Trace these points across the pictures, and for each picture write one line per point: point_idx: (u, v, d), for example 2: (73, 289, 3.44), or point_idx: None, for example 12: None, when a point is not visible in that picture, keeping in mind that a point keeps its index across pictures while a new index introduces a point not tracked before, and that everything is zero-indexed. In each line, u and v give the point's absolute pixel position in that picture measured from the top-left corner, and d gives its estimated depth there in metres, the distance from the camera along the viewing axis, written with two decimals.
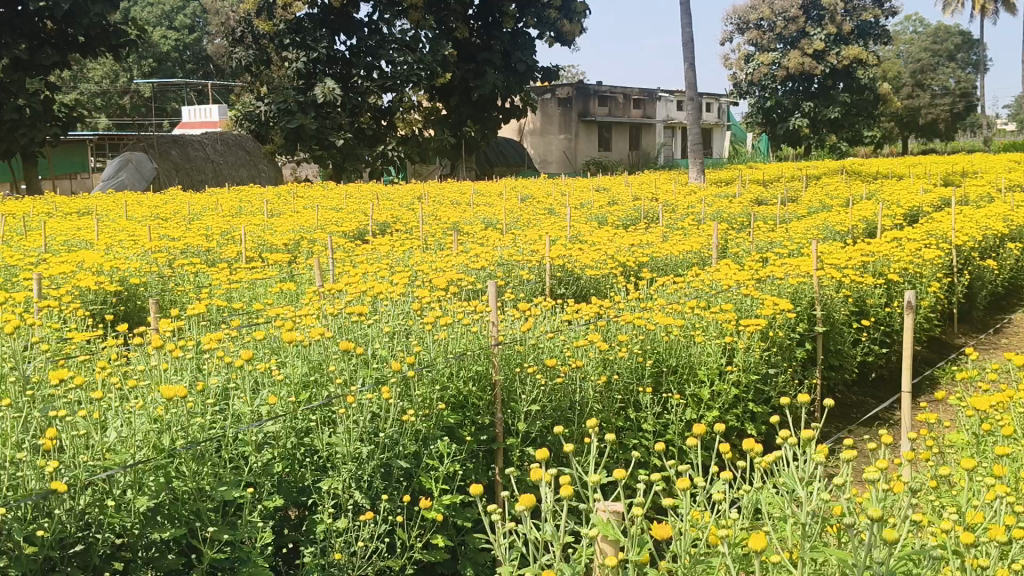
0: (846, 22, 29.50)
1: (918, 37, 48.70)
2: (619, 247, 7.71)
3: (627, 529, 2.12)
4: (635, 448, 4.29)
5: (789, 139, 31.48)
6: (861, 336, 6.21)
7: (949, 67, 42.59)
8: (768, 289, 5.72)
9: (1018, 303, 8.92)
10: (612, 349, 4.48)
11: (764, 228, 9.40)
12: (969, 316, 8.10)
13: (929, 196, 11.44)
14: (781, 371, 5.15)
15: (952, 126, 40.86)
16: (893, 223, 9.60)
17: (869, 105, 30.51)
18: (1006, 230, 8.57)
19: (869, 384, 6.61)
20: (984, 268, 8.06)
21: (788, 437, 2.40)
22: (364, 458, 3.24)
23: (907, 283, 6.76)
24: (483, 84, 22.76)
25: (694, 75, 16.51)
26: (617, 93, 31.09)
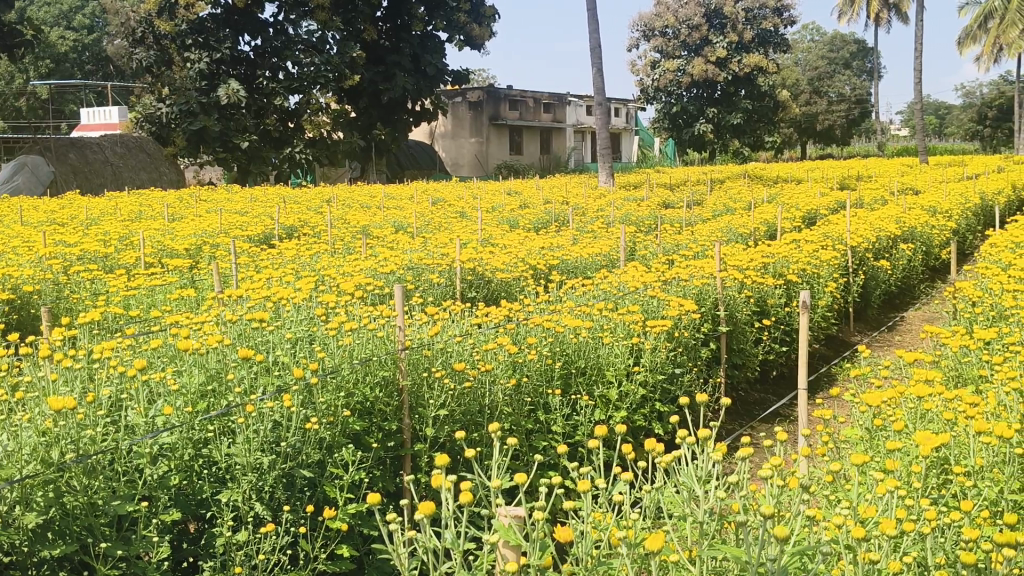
0: (746, 30, 30.37)
1: (814, 45, 50.34)
2: (530, 250, 7.75)
3: (526, 533, 2.11)
4: (543, 450, 4.28)
5: (695, 144, 32.17)
6: (762, 335, 6.37)
7: (844, 75, 44.31)
8: (673, 290, 5.82)
9: (910, 303, 9.29)
10: (522, 352, 4.49)
11: (671, 231, 9.58)
12: (864, 314, 8.39)
13: (826, 200, 11.86)
14: (686, 371, 5.23)
15: (848, 132, 42.39)
16: (793, 225, 9.87)
17: (769, 112, 31.81)
18: (898, 232, 8.91)
19: (771, 382, 6.77)
20: (878, 269, 8.37)
21: (688, 436, 2.43)
22: (265, 469, 3.17)
23: (805, 283, 6.97)
24: (393, 87, 22.55)
25: (602, 80, 16.72)
26: (528, 97, 31.23)
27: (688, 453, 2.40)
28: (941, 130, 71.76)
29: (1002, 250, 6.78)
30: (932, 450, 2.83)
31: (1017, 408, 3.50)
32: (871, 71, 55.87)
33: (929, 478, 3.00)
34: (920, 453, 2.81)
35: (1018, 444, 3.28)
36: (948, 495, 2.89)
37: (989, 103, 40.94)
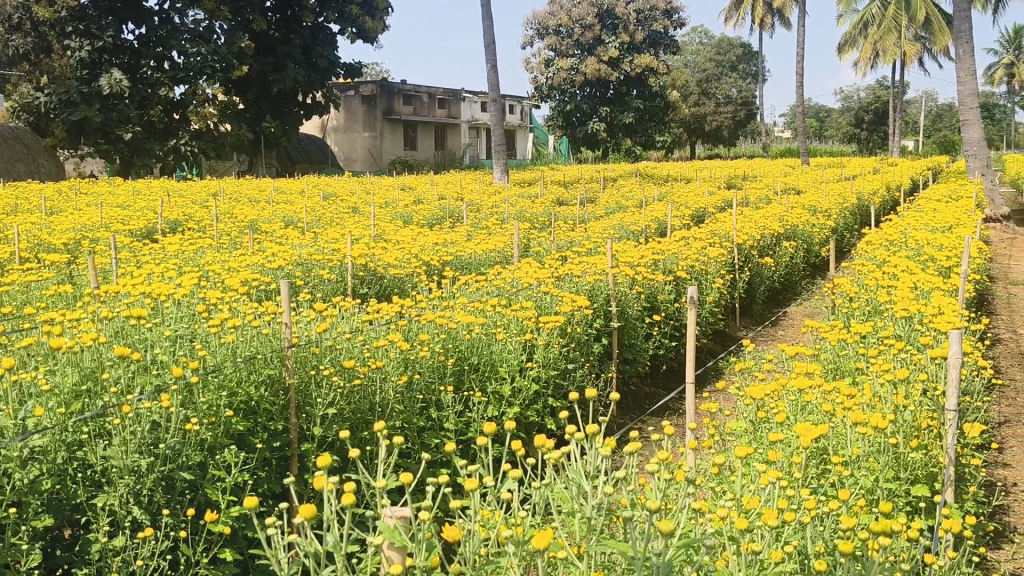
0: (637, 31, 30.93)
1: (702, 48, 51.69)
2: (423, 246, 7.67)
3: (412, 534, 2.08)
4: (435, 448, 4.22)
5: (588, 142, 32.60)
6: (653, 330, 6.46)
7: (731, 78, 45.68)
8: (566, 286, 5.84)
9: (792, 299, 9.60)
10: (413, 348, 4.41)
11: (564, 228, 9.63)
12: (750, 309, 8.63)
13: (714, 199, 12.17)
14: (578, 366, 5.26)
15: (734, 132, 43.70)
16: (682, 223, 10.07)
17: (659, 112, 32.52)
18: (782, 230, 9.20)
19: (660, 376, 6.89)
20: (762, 266, 8.62)
21: (576, 433, 2.42)
22: (143, 471, 3.02)
23: (693, 280, 7.10)
24: (283, 79, 22.06)
25: (497, 77, 16.74)
26: (422, 92, 30.96)
27: (576, 449, 2.39)
28: (819, 132, 74.78)
29: (876, 248, 7.06)
30: (812, 442, 2.91)
31: (890, 398, 3.64)
32: (757, 74, 57.79)
33: (810, 468, 3.09)
34: (801, 445, 2.89)
35: (892, 434, 3.41)
36: (827, 485, 2.98)
37: (865, 107, 42.85)
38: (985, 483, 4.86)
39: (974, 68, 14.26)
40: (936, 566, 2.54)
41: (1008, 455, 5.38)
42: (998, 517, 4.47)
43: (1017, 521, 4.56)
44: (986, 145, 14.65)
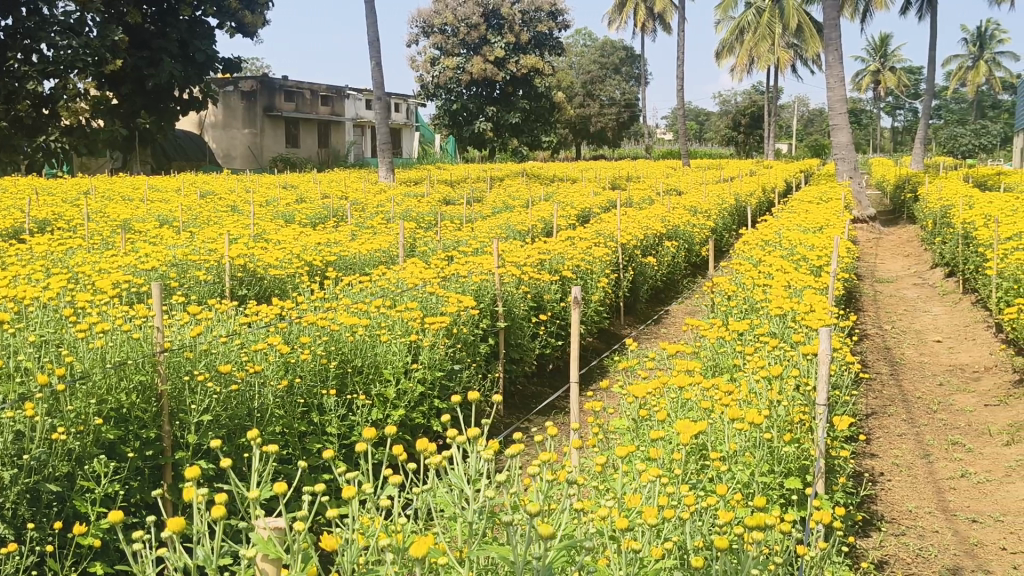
0: (523, 32, 31.12)
1: (586, 50, 52.48)
2: (305, 246, 7.51)
3: (288, 544, 2.00)
4: (316, 454, 4.10)
5: (475, 142, 32.65)
6: (539, 330, 6.49)
7: (615, 80, 46.54)
8: (451, 286, 5.78)
9: (673, 297, 9.81)
10: (294, 352, 4.29)
11: (451, 228, 9.58)
12: (634, 308, 8.79)
13: (600, 199, 12.34)
14: (465, 367, 5.23)
15: (619, 134, 44.56)
16: (568, 223, 10.17)
17: (545, 112, 32.83)
18: (664, 230, 9.40)
19: (547, 375, 6.93)
20: (645, 265, 8.79)
21: (458, 436, 2.39)
22: (5, 485, 2.87)
23: (578, 279, 7.17)
24: (159, 73, 21.27)
25: (382, 74, 16.53)
26: (304, 88, 30.35)
27: (459, 454, 2.37)
28: (700, 135, 77.03)
29: (753, 248, 7.28)
30: (691, 438, 2.96)
31: (765, 393, 3.76)
32: (639, 77, 59.01)
33: (690, 465, 3.15)
34: (680, 442, 2.94)
35: (766, 429, 3.51)
36: (706, 481, 3.03)
37: (742, 111, 44.34)
38: (854, 474, 5.08)
39: (842, 75, 14.91)
40: (808, 556, 2.63)
41: (875, 446, 5.63)
42: (866, 507, 4.67)
43: (884, 509, 4.77)
44: (854, 149, 15.33)
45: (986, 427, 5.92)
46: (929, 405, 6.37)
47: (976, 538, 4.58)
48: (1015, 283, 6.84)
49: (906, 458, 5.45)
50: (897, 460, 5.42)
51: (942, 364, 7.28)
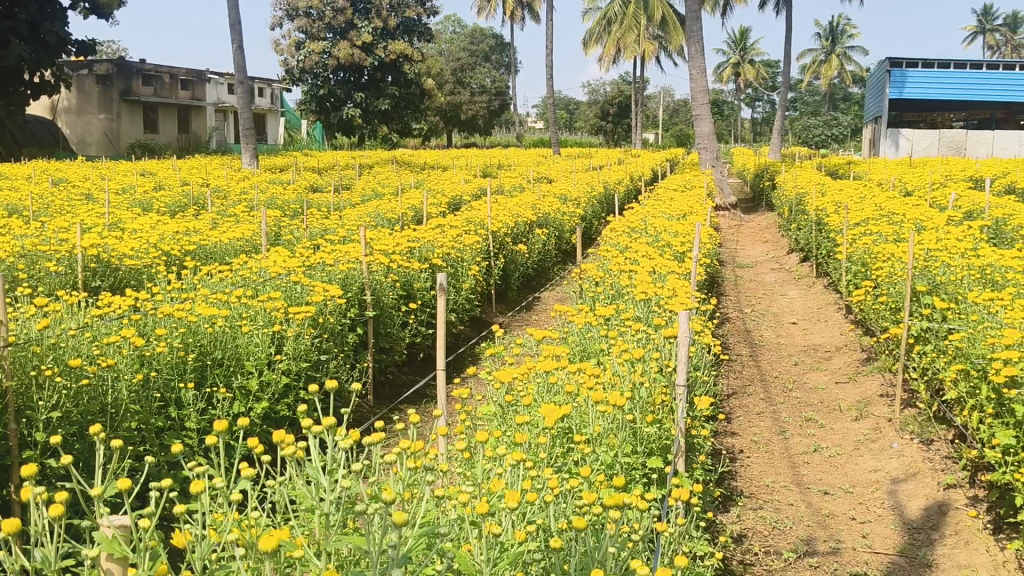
0: (391, 18, 30.72)
1: (455, 38, 52.39)
2: (163, 235, 7.22)
3: (134, 541, 1.90)
4: (175, 448, 3.94)
5: (343, 128, 32.13)
6: (409, 319, 6.43)
7: (483, 69, 46.71)
8: (316, 275, 5.65)
9: (543, 284, 9.91)
10: (150, 344, 4.10)
11: (317, 215, 9.40)
12: (505, 295, 8.82)
13: (470, 187, 12.35)
14: (331, 357, 5.12)
15: (490, 122, 44.71)
16: (438, 211, 10.12)
17: (416, 100, 32.60)
18: (533, 218, 9.46)
19: (418, 363, 6.88)
20: (515, 253, 8.83)
21: (315, 426, 2.33)
22: None
23: (448, 267, 7.12)
24: (6, 56, 20.00)
25: (243, 57, 16.01)
26: (164, 73, 29.04)
27: (315, 444, 2.31)
28: (569, 124, 78.17)
29: (619, 235, 7.42)
30: (555, 423, 3.01)
31: (628, 376, 3.83)
32: (508, 65, 59.23)
33: (554, 447, 3.17)
34: (546, 425, 2.98)
35: (629, 411, 3.58)
36: (570, 464, 3.06)
37: (610, 100, 45.20)
38: (714, 452, 5.25)
39: (703, 65, 15.37)
40: (666, 532, 2.69)
41: (735, 424, 5.84)
42: (726, 484, 4.85)
43: (742, 485, 4.96)
44: (715, 139, 15.83)
45: (836, 403, 6.23)
46: (785, 384, 6.66)
47: (828, 509, 4.81)
48: (862, 267, 7.22)
49: (763, 436, 5.69)
50: (755, 438, 5.64)
51: (798, 345, 7.62)
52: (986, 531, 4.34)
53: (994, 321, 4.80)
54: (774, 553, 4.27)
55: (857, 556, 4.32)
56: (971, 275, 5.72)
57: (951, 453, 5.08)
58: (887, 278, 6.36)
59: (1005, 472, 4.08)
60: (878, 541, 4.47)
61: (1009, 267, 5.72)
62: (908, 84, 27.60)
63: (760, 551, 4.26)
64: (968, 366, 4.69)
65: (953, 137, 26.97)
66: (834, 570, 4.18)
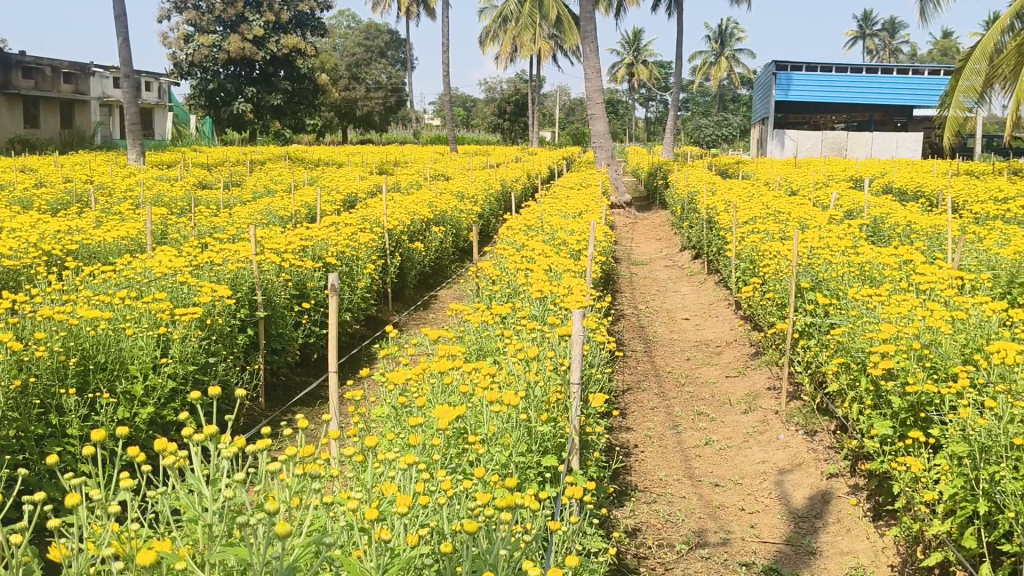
0: (283, 12, 30.16)
1: (349, 33, 51.78)
2: (42, 234, 6.90)
3: (5, 559, 1.79)
4: (55, 457, 3.76)
5: (234, 124, 31.32)
6: (302, 319, 6.30)
7: (377, 65, 46.32)
8: (204, 275, 5.49)
9: (440, 282, 9.87)
10: (27, 348, 3.91)
11: (207, 213, 9.15)
12: (401, 294, 8.74)
13: (365, 184, 12.21)
14: (220, 359, 4.98)
15: (386, 118, 44.35)
16: (333, 209, 9.97)
17: (309, 95, 32.09)
18: (430, 216, 9.42)
19: (311, 364, 6.76)
20: (412, 251, 8.76)
21: (199, 435, 2.24)
22: None
23: (343, 265, 7.02)
24: None
25: (128, 51, 15.44)
26: (44, 65, 28.21)
27: (200, 453, 2.22)
28: (467, 122, 78.19)
29: (515, 232, 7.44)
30: (448, 423, 3.01)
31: (522, 375, 3.83)
32: (404, 62, 58.86)
33: (447, 449, 3.15)
34: (439, 427, 2.97)
35: (523, 410, 3.59)
36: (463, 465, 3.05)
37: (507, 98, 45.36)
38: (609, 447, 5.32)
39: (598, 65, 15.56)
40: (558, 532, 2.71)
41: (630, 419, 5.94)
42: (620, 480, 4.92)
43: (637, 479, 5.05)
44: (610, 138, 16.08)
45: (726, 397, 6.40)
46: (678, 378, 6.81)
47: (718, 501, 4.94)
48: (751, 264, 7.43)
49: (657, 430, 5.80)
50: (649, 433, 5.74)
51: (690, 340, 7.81)
52: (867, 518, 4.51)
53: (871, 316, 5.01)
54: (667, 545, 4.37)
55: (746, 545, 4.44)
56: (851, 272, 5.95)
57: (833, 444, 5.27)
58: (773, 275, 6.57)
59: (881, 460, 4.26)
60: (765, 531, 4.61)
61: (886, 263, 5.96)
62: (793, 86, 28.59)
63: (653, 545, 4.34)
64: (849, 359, 4.88)
65: (835, 139, 28.03)
66: (725, 561, 4.29)
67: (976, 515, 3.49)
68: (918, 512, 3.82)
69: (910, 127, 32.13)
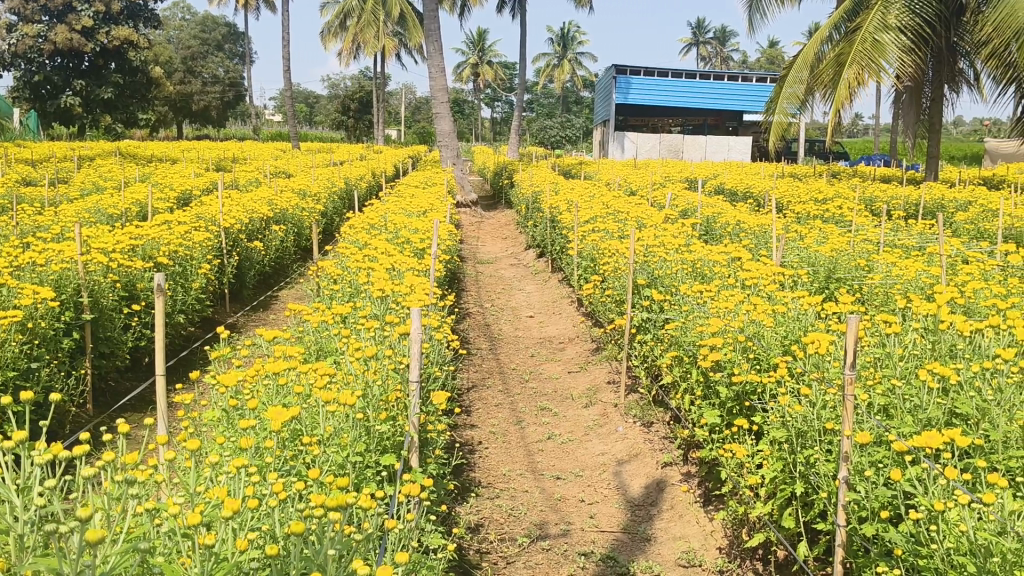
0: (115, 2, 29.16)
1: (185, 26, 50.13)
2: None
3: None
4: None
5: (61, 118, 29.60)
6: (132, 322, 6.03)
7: (215, 60, 44.98)
8: (25, 277, 5.17)
9: (280, 282, 9.65)
10: None
11: (27, 210, 8.62)
12: (240, 295, 8.50)
13: (202, 181, 11.81)
14: (43, 365, 4.70)
15: (224, 114, 43.14)
16: (167, 207, 9.58)
17: (142, 88, 30.84)
18: (270, 214, 9.21)
19: (143, 369, 6.47)
20: (251, 250, 8.54)
21: (12, 440, 2.11)
22: None
23: (177, 266, 6.76)
24: None
25: None
26: None
27: (12, 457, 2.09)
28: (309, 118, 76.87)
29: (358, 231, 7.37)
30: (282, 425, 2.95)
31: (360, 375, 3.80)
32: (242, 56, 57.32)
33: (283, 452, 3.08)
34: (272, 429, 2.92)
35: (359, 411, 3.56)
36: (298, 466, 2.99)
37: (351, 96, 44.75)
38: (453, 445, 5.35)
39: (441, 65, 15.60)
40: (393, 532, 2.70)
41: (474, 417, 5.99)
42: (464, 477, 4.96)
43: (480, 476, 5.10)
44: (455, 136, 16.16)
45: (569, 392, 6.55)
46: (521, 375, 6.92)
47: (559, 493, 5.05)
48: (592, 262, 7.64)
49: (501, 426, 5.88)
50: (493, 429, 5.81)
51: (534, 337, 7.94)
52: (697, 504, 4.71)
53: (701, 311, 5.24)
54: (509, 539, 4.43)
55: (585, 536, 4.56)
56: (684, 269, 6.22)
57: (668, 434, 5.47)
58: (612, 273, 6.77)
59: (711, 449, 4.46)
60: (604, 521, 4.74)
61: (716, 261, 6.24)
62: (632, 90, 29.62)
63: (495, 539, 4.40)
64: (681, 352, 5.09)
65: (672, 141, 29.17)
66: (564, 551, 4.39)
67: (795, 496, 3.70)
68: (743, 496, 4.02)
69: (741, 132, 33.89)
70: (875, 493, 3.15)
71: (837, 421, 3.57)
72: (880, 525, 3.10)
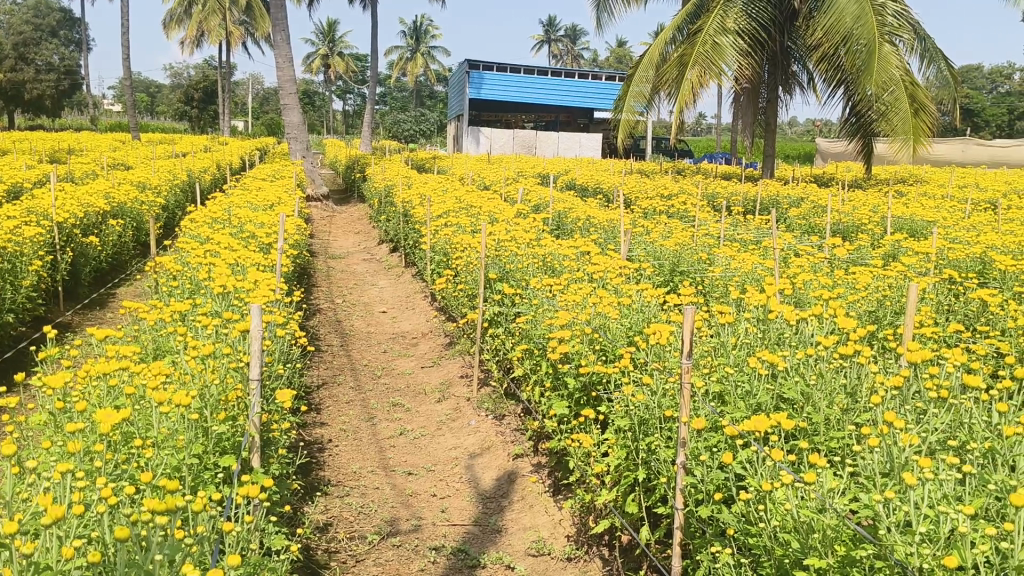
0: None
1: (14, 10, 47.17)
2: None
3: None
4: None
5: None
6: None
7: (47, 46, 42.52)
8: None
9: (119, 278, 9.20)
10: None
11: None
12: (74, 292, 8.06)
13: (32, 173, 11.12)
14: None
15: (59, 103, 40.81)
16: None
17: None
18: (106, 208, 8.76)
19: None
20: (86, 245, 8.11)
21: None
22: None
23: (5, 262, 6.35)
24: None
25: None
26: None
27: None
28: (152, 108, 73.77)
29: (200, 225, 7.10)
30: (111, 427, 2.80)
31: (197, 374, 3.66)
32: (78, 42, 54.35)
33: (113, 455, 2.93)
34: (102, 431, 2.77)
35: (195, 411, 3.43)
36: (128, 470, 2.85)
37: (194, 85, 43.08)
38: (302, 444, 5.24)
39: (289, 55, 15.22)
40: (230, 532, 2.61)
41: (324, 415, 5.87)
42: (313, 476, 4.86)
43: (330, 474, 5.01)
44: (305, 129, 15.82)
45: (421, 387, 6.52)
46: (373, 371, 6.86)
47: (411, 488, 5.02)
48: (444, 257, 7.64)
49: (352, 423, 5.80)
50: (344, 427, 5.72)
51: (386, 333, 7.88)
52: (546, 494, 4.78)
53: (550, 304, 5.33)
54: (358, 537, 4.37)
55: (436, 530, 4.55)
56: (534, 263, 6.30)
57: (519, 426, 5.53)
58: (464, 267, 6.79)
59: (559, 438, 4.53)
60: (455, 514, 4.75)
61: (566, 255, 6.36)
62: (485, 86, 29.81)
63: (344, 538, 4.33)
64: (531, 345, 5.16)
65: (525, 137, 29.57)
66: (415, 547, 4.37)
67: (637, 482, 3.81)
68: (590, 484, 4.11)
69: (592, 128, 34.69)
70: (709, 475, 3.27)
71: (675, 408, 3.69)
72: (714, 506, 3.22)
